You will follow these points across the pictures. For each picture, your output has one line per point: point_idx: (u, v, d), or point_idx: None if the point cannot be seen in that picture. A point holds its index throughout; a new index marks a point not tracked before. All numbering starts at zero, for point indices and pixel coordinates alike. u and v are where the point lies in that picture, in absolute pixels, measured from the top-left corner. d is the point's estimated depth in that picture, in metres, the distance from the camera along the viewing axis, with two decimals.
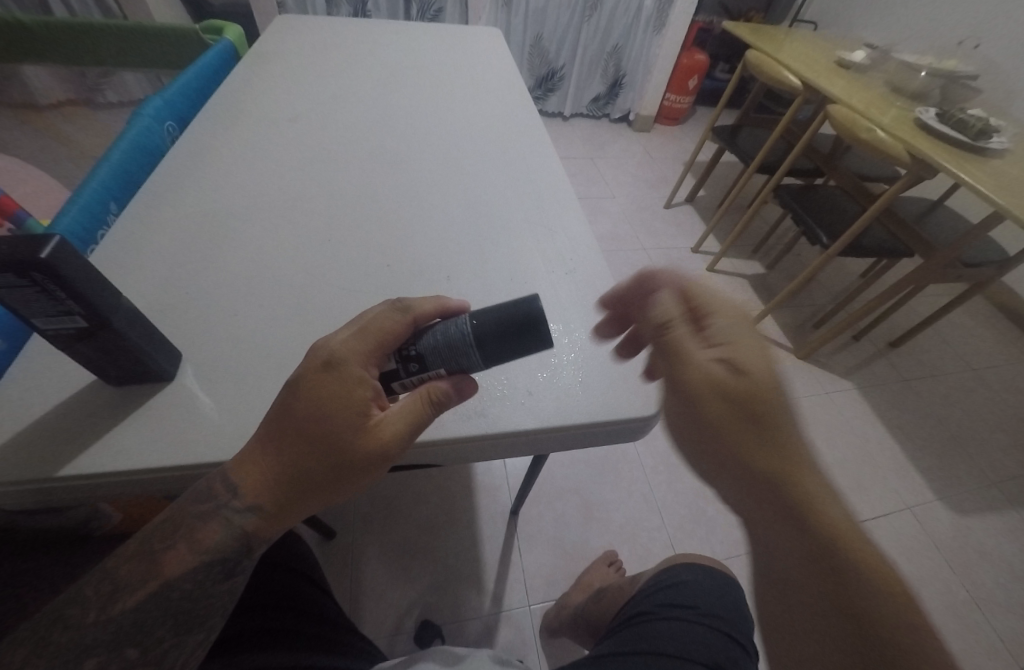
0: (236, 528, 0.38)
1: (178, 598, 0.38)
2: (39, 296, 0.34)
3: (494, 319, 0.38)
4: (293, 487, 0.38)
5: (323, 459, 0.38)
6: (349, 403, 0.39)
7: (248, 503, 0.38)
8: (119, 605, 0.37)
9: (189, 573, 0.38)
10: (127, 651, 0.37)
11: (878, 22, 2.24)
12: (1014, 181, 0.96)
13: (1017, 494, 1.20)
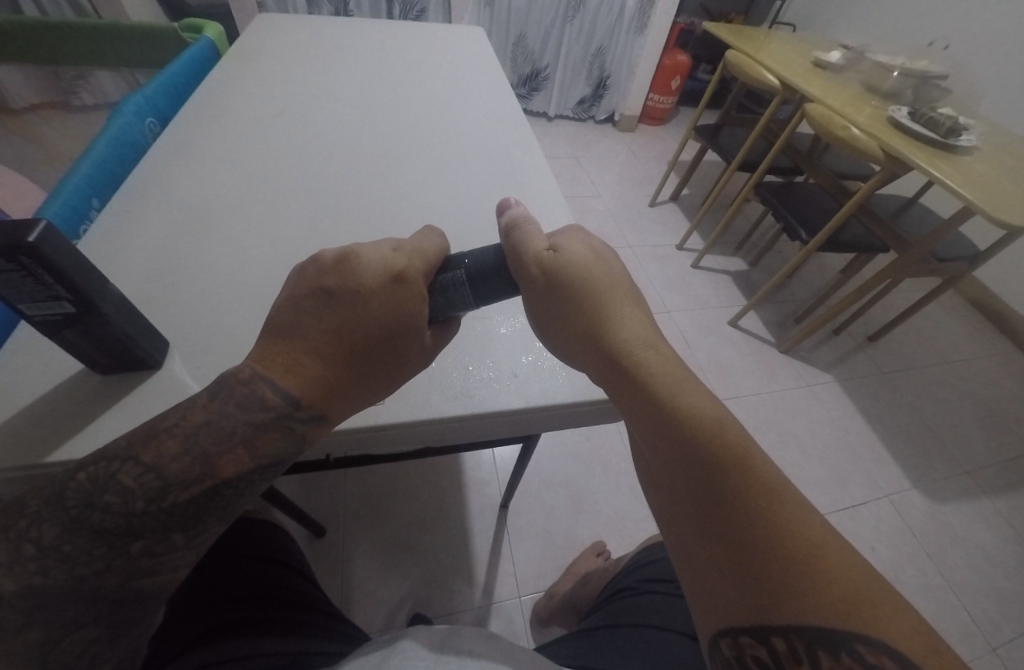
0: (300, 436, 0.40)
1: (229, 493, 0.39)
2: (27, 280, 0.34)
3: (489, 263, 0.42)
4: (354, 396, 0.42)
5: (383, 364, 0.42)
6: (408, 315, 0.41)
7: (314, 416, 0.40)
8: (169, 501, 0.36)
9: (247, 474, 0.39)
10: (174, 539, 0.38)
11: (853, 23, 2.29)
12: (983, 177, 1.00)
13: (990, 481, 1.24)
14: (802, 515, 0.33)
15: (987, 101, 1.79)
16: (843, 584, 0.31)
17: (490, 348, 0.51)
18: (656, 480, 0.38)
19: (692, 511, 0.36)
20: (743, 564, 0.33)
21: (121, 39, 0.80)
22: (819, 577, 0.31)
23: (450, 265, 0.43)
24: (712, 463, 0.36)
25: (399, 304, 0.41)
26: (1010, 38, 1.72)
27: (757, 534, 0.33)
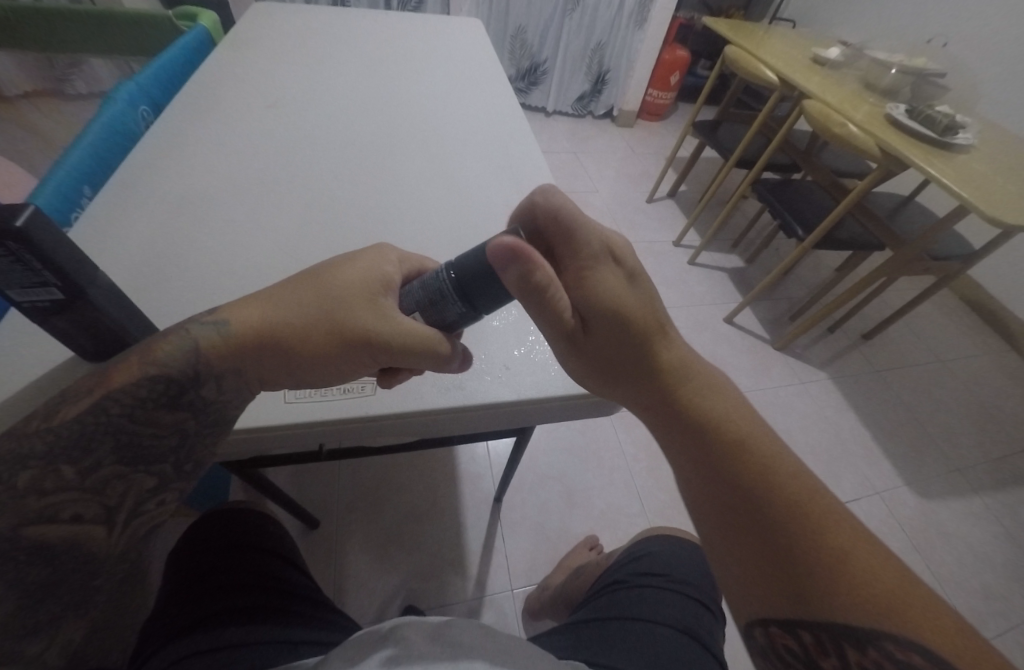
0: (192, 341, 0.40)
1: (118, 417, 0.38)
2: (15, 266, 0.34)
3: (468, 265, 0.39)
4: (276, 334, 0.41)
5: (320, 307, 0.41)
6: (362, 267, 0.43)
7: (225, 333, 0.40)
8: (58, 417, 0.37)
9: (132, 388, 0.38)
10: (63, 468, 0.37)
11: (853, 20, 2.28)
12: (979, 176, 1.00)
13: (981, 479, 1.25)
14: (837, 527, 0.37)
15: (985, 99, 1.79)
16: (887, 595, 0.34)
17: (483, 342, 0.51)
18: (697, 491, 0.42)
19: (733, 523, 0.40)
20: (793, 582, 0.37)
21: (114, 26, 0.79)
22: (860, 586, 0.35)
23: (436, 271, 0.42)
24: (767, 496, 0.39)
25: (371, 270, 0.44)
26: (1009, 36, 1.72)
27: (808, 555, 0.37)
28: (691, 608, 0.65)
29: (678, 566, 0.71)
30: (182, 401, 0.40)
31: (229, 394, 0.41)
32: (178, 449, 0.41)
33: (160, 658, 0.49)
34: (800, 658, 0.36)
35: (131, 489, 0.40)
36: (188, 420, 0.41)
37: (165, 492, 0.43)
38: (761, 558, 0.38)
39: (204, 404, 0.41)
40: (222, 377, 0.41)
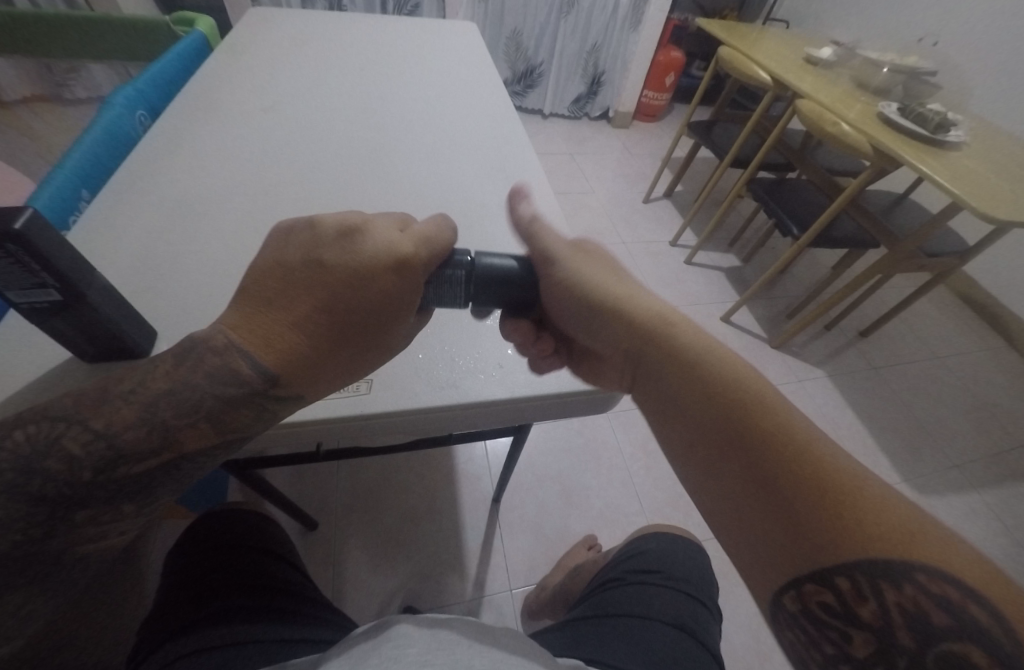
0: (266, 417, 0.40)
1: (182, 466, 0.39)
2: (14, 267, 0.35)
3: (497, 277, 0.44)
4: (333, 377, 0.42)
5: (361, 347, 0.42)
6: (399, 300, 0.41)
7: (288, 397, 0.40)
8: (121, 472, 0.36)
9: (201, 453, 0.39)
10: (123, 506, 0.38)
11: (845, 19, 2.30)
12: (971, 172, 1.01)
13: (978, 475, 1.25)
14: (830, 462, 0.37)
15: (977, 97, 1.80)
16: (898, 524, 0.33)
17: (476, 341, 0.52)
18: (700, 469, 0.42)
19: (742, 488, 0.39)
20: (804, 530, 0.35)
21: (112, 33, 0.80)
22: (867, 514, 0.34)
23: (457, 260, 0.43)
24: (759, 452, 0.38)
25: (401, 294, 0.41)
26: (999, 34, 1.73)
27: (812, 498, 0.36)
28: (688, 605, 0.65)
29: (675, 563, 0.72)
30: (241, 449, 0.42)
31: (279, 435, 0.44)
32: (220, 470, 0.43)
33: (157, 657, 0.49)
34: (836, 611, 0.34)
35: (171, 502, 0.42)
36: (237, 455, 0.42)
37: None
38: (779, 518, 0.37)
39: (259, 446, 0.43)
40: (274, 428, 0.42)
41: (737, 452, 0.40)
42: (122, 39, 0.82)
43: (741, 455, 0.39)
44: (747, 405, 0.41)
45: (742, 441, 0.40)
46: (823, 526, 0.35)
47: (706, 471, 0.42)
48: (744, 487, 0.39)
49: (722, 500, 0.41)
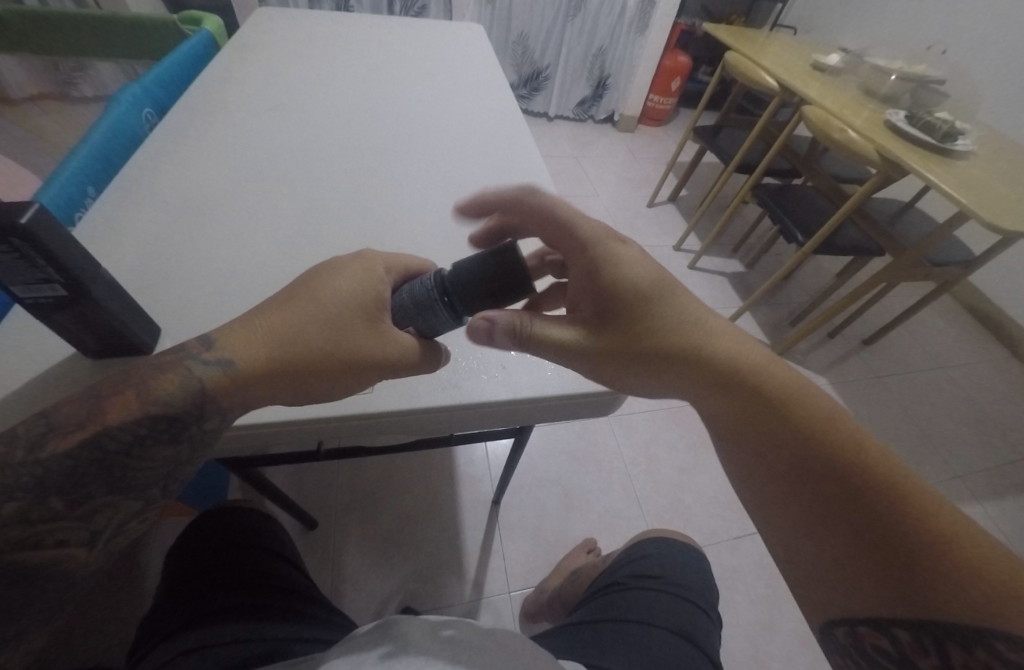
0: (195, 379, 0.38)
1: (114, 450, 0.36)
2: (19, 262, 0.35)
3: (460, 278, 0.41)
4: (301, 375, 0.40)
5: (325, 334, 0.41)
6: (361, 284, 0.43)
7: (237, 379, 0.39)
8: (47, 449, 0.34)
9: (129, 426, 0.36)
10: (54, 499, 0.36)
11: (853, 26, 2.30)
12: (979, 182, 1.00)
13: (982, 486, 1.25)
14: (922, 504, 0.37)
15: (985, 105, 1.79)
16: (972, 571, 0.34)
17: (479, 342, 0.52)
18: (773, 499, 0.42)
19: (819, 521, 0.40)
20: (851, 568, 0.38)
21: (122, 31, 0.81)
22: (957, 565, 0.34)
23: (427, 278, 0.43)
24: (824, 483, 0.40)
25: (367, 285, 0.43)
26: (1009, 43, 1.72)
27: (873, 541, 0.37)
28: (688, 612, 0.65)
29: (674, 569, 0.72)
30: (182, 436, 0.39)
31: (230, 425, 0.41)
32: (169, 475, 0.41)
33: (152, 657, 0.50)
34: (893, 657, 0.36)
35: (116, 515, 0.39)
36: (181, 450, 0.40)
37: (148, 514, 0.41)
38: (857, 558, 0.38)
39: (205, 436, 0.40)
40: (226, 414, 0.40)
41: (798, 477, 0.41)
42: (131, 38, 0.82)
43: (798, 480, 0.41)
44: (823, 431, 0.41)
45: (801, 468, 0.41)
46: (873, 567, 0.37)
47: (776, 502, 0.42)
48: (804, 509, 0.41)
49: (774, 518, 0.42)
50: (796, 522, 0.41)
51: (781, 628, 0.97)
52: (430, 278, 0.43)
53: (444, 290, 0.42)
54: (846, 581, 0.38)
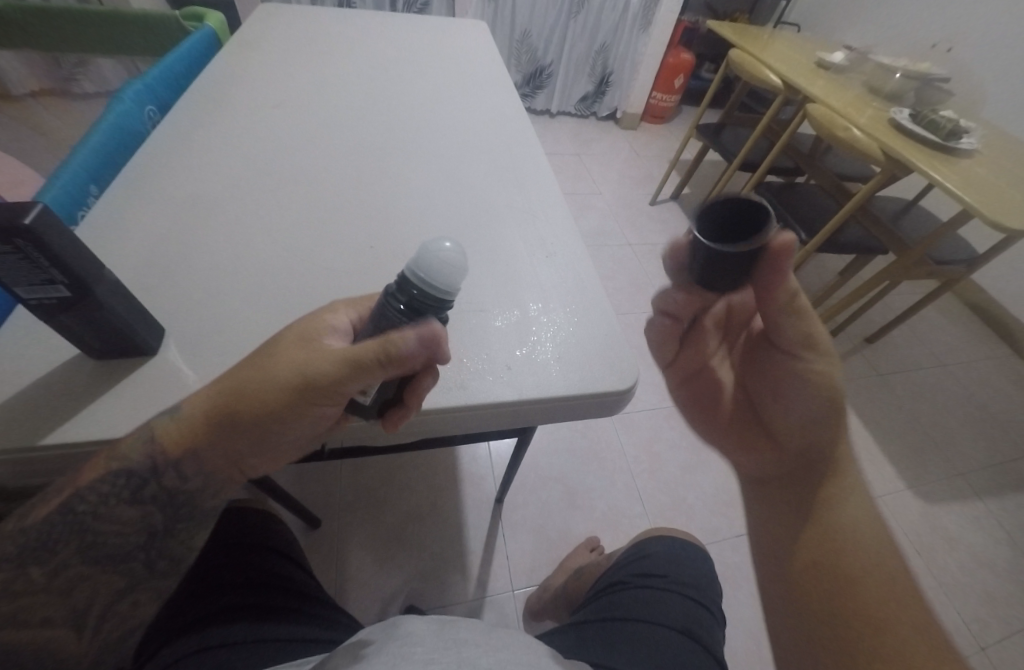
0: (146, 431, 0.40)
1: (83, 512, 0.40)
2: (23, 264, 0.34)
3: (408, 282, 0.37)
4: (239, 410, 0.40)
5: (269, 374, 0.40)
6: (310, 321, 0.42)
7: (183, 424, 0.40)
8: (30, 518, 0.40)
9: (95, 487, 0.40)
10: (33, 569, 0.40)
11: (857, 23, 2.29)
12: (984, 181, 1.00)
13: (984, 484, 1.25)
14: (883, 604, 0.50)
15: (990, 103, 1.79)
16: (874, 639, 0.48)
17: (485, 341, 0.51)
18: (802, 522, 0.57)
19: (820, 554, 0.54)
20: (828, 589, 0.52)
21: (125, 27, 0.80)
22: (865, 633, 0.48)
23: (384, 294, 0.39)
24: (855, 534, 0.53)
25: (319, 320, 0.42)
26: (1014, 41, 1.72)
27: (868, 588, 0.51)
28: (692, 609, 0.65)
29: (679, 567, 0.72)
30: (143, 495, 0.42)
31: (190, 482, 0.43)
32: (148, 545, 0.44)
33: (157, 659, 0.50)
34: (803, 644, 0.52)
35: (99, 590, 0.43)
36: (152, 513, 0.43)
37: (135, 592, 0.45)
38: (821, 589, 0.53)
39: (169, 495, 0.43)
40: (180, 463, 0.42)
41: (826, 532, 0.55)
42: (135, 35, 0.82)
43: (831, 532, 0.54)
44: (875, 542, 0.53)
45: (829, 526, 0.55)
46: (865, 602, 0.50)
47: (810, 523, 0.56)
48: (814, 541, 0.55)
49: (789, 527, 0.58)
50: (807, 541, 0.55)
51: None
52: (387, 293, 0.39)
53: (400, 291, 0.38)
54: (805, 592, 0.54)
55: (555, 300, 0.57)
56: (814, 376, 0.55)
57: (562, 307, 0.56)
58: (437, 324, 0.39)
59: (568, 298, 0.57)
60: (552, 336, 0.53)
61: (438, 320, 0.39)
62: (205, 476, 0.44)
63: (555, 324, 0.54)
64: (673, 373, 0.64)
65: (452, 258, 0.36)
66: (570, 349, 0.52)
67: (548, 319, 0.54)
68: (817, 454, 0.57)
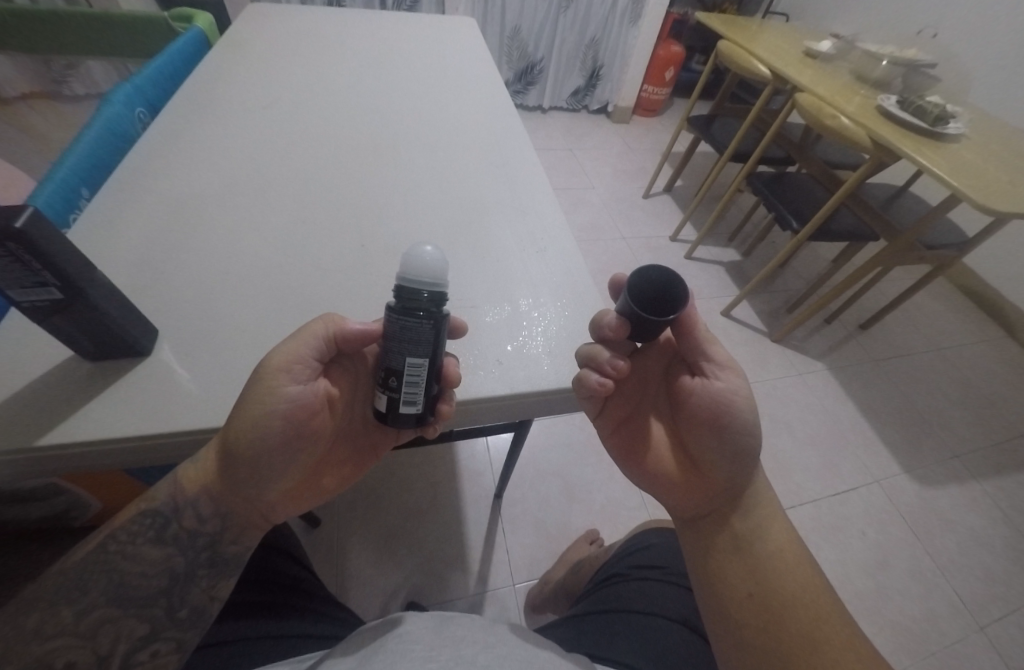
0: (171, 475, 0.44)
1: (113, 550, 0.42)
2: (15, 266, 0.35)
3: (428, 289, 0.41)
4: (238, 439, 0.42)
5: (268, 421, 0.42)
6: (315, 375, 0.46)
7: (198, 466, 0.44)
8: (67, 560, 0.41)
9: (126, 525, 0.43)
10: (63, 609, 0.39)
11: (845, 11, 2.29)
12: (972, 166, 1.01)
13: (979, 466, 1.26)
14: (823, 634, 0.46)
15: (976, 87, 1.80)
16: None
17: (477, 337, 0.52)
18: (729, 549, 0.51)
19: (752, 589, 0.49)
20: (761, 625, 0.47)
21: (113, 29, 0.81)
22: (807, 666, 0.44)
23: (407, 309, 0.41)
24: (778, 565, 0.50)
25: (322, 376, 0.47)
26: (1000, 26, 1.73)
27: (796, 613, 0.47)
28: (689, 599, 0.65)
29: (678, 558, 0.72)
30: (166, 535, 0.44)
31: (209, 524, 0.45)
32: (171, 589, 0.43)
33: None
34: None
35: (122, 635, 0.41)
36: (174, 556, 0.44)
37: (156, 642, 0.42)
38: (754, 624, 0.47)
39: (191, 537, 0.44)
40: (197, 503, 0.44)
41: (760, 567, 0.50)
42: (123, 38, 0.82)
43: (767, 567, 0.50)
44: (793, 572, 0.49)
45: (764, 559, 0.50)
46: (794, 631, 0.46)
47: (735, 555, 0.51)
48: (741, 572, 0.50)
49: (714, 559, 0.51)
50: (735, 573, 0.50)
51: None
52: (407, 315, 0.41)
53: (400, 303, 0.41)
54: (738, 627, 0.48)
55: (545, 295, 0.57)
56: (726, 395, 0.51)
57: (553, 301, 0.56)
58: (448, 315, 0.42)
59: (559, 293, 0.57)
60: (544, 330, 0.53)
61: (445, 318, 0.42)
62: (222, 516, 0.45)
63: (547, 318, 0.54)
64: (605, 419, 0.57)
65: (433, 257, 0.41)
66: (566, 346, 0.53)
67: (539, 314, 0.55)
68: (732, 479, 0.52)
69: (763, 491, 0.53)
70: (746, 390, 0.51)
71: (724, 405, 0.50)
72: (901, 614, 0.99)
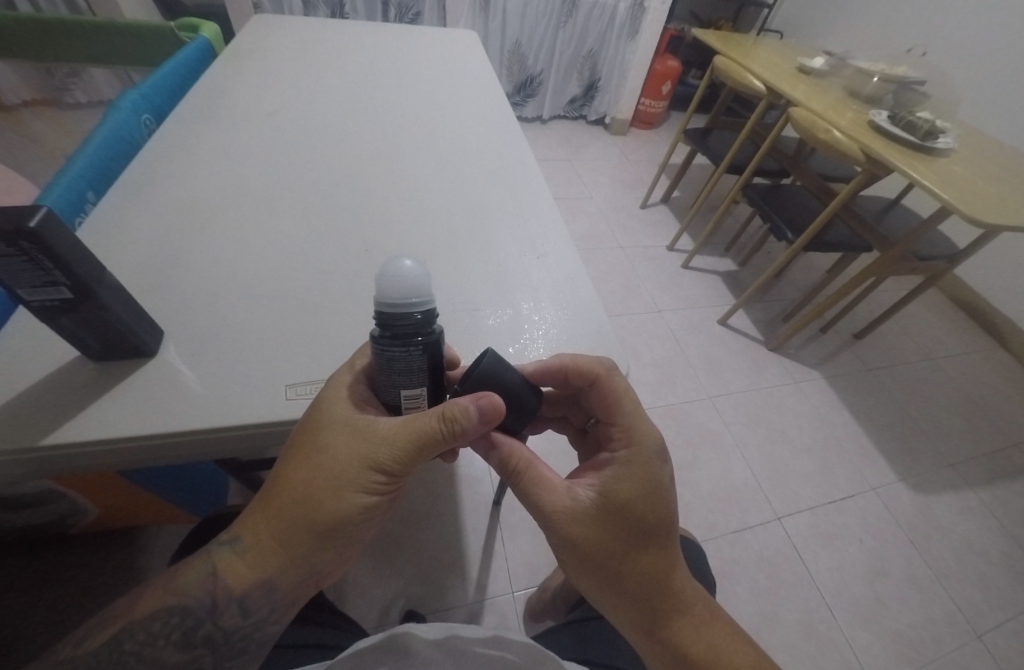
0: (211, 565, 0.43)
1: (131, 647, 0.42)
2: (27, 266, 0.35)
3: (416, 314, 0.38)
4: (315, 515, 0.42)
5: (343, 494, 0.42)
6: None
7: (249, 558, 0.43)
8: (85, 647, 0.42)
9: (147, 623, 0.42)
10: None
11: (837, 29, 2.35)
12: (961, 180, 1.03)
13: (972, 473, 1.28)
14: None
15: (965, 103, 1.84)
16: None
17: (479, 341, 0.53)
18: None
19: None
20: None
21: (117, 38, 0.82)
22: None
23: (398, 338, 0.39)
24: None
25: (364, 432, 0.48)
26: (987, 45, 1.78)
27: None
28: None
29: None
30: (196, 635, 0.43)
31: (253, 618, 0.44)
32: None
33: None
34: None
35: None
36: (203, 656, 0.43)
37: None
38: None
39: (223, 634, 0.43)
40: (244, 599, 0.43)
41: None
42: (126, 46, 0.84)
43: None
44: None
45: None
46: None
47: None
48: None
49: None
50: None
51: (784, 618, 0.96)
52: (395, 345, 0.39)
53: (387, 330, 0.38)
54: None
55: (546, 299, 0.58)
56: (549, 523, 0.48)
57: (554, 306, 0.57)
58: (442, 337, 0.40)
59: (559, 298, 0.58)
60: (544, 335, 0.54)
61: (439, 338, 0.41)
62: (269, 611, 0.44)
63: (547, 323, 0.55)
64: None
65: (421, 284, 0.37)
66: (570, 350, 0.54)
67: (539, 318, 0.56)
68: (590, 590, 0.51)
69: (682, 638, 0.48)
70: (641, 502, 0.46)
71: (564, 510, 0.47)
72: (899, 622, 0.99)
